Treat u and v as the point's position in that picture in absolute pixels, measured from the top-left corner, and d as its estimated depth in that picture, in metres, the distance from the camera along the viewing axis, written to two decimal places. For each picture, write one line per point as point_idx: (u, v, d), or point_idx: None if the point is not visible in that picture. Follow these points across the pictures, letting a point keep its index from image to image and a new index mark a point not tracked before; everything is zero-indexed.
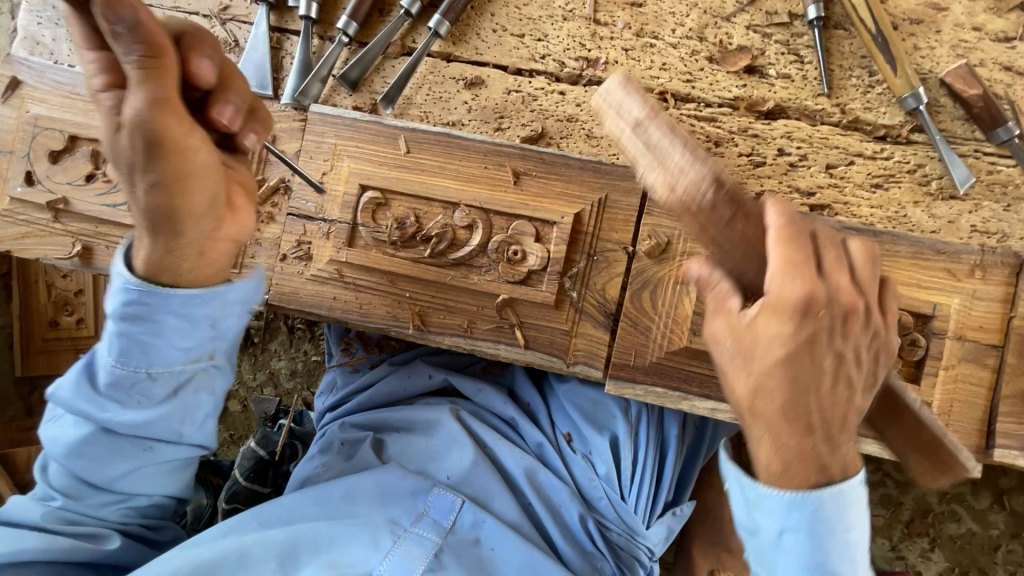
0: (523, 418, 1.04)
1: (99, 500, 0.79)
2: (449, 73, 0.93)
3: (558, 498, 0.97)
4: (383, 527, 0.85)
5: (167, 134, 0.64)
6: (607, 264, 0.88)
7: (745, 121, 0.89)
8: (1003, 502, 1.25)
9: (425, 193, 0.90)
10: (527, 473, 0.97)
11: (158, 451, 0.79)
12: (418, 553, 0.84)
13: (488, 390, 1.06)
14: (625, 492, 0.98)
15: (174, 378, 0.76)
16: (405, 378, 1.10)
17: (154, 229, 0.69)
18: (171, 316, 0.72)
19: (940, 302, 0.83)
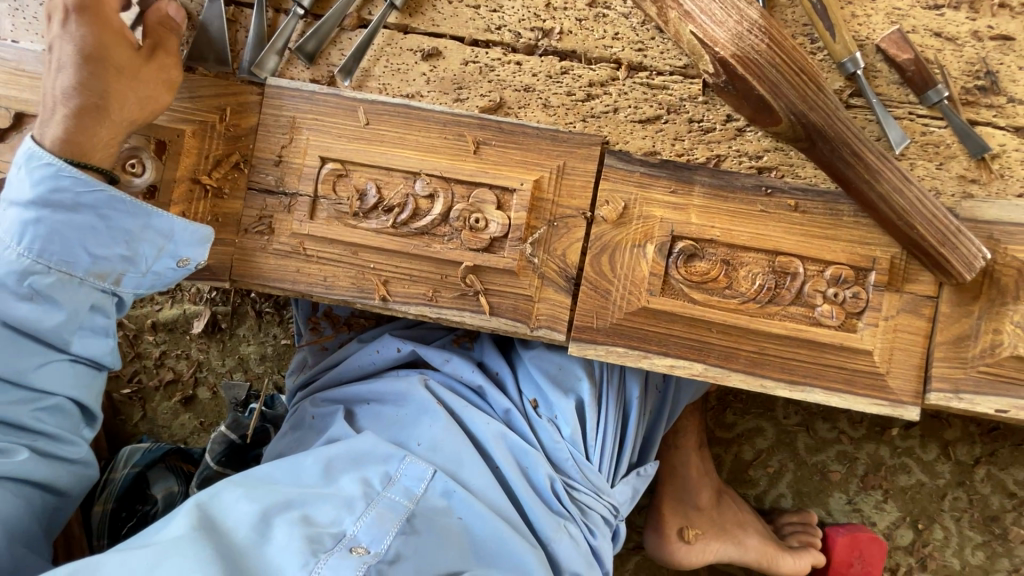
0: (491, 386, 1.05)
1: (10, 398, 0.80)
2: (406, 45, 0.94)
3: (525, 461, 0.99)
4: (356, 494, 0.85)
5: (109, 45, 0.81)
6: (567, 230, 0.91)
7: (694, 89, 0.92)
8: (950, 453, 1.33)
9: (385, 163, 0.90)
10: (495, 439, 0.99)
11: (51, 359, 0.82)
12: (389, 516, 0.84)
13: (456, 359, 1.07)
14: (590, 454, 1.02)
15: (80, 285, 0.80)
16: (372, 351, 1.10)
17: (86, 108, 0.79)
18: (91, 213, 0.79)
19: (879, 256, 0.88)
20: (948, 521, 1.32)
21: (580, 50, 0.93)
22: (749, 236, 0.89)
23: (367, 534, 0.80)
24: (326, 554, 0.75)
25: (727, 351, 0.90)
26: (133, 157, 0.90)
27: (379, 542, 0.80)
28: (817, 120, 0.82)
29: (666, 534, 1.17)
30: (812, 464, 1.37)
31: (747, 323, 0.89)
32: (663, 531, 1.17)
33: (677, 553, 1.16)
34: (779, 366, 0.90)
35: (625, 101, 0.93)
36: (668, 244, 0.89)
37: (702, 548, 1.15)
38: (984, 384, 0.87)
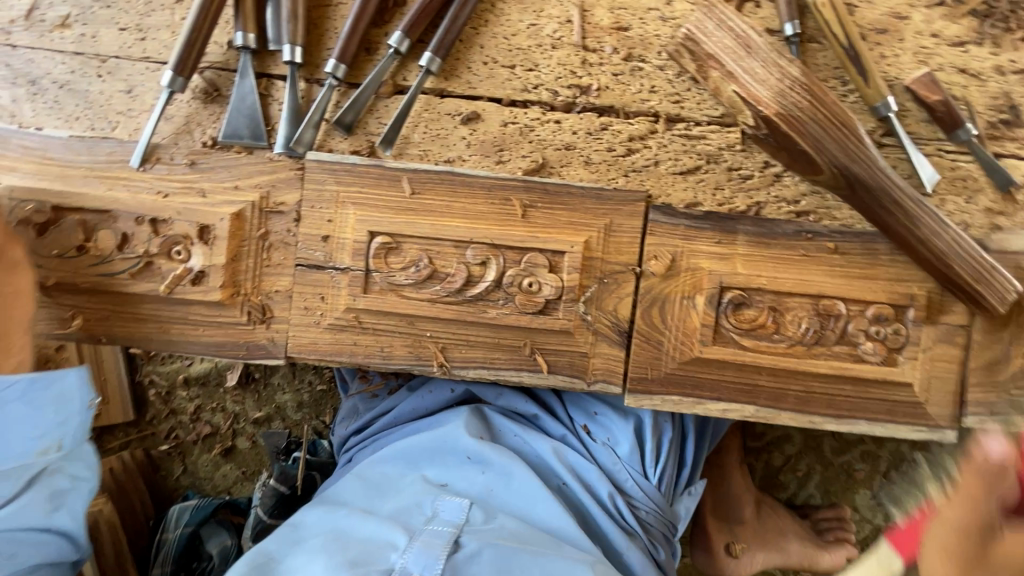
0: (544, 413, 1.09)
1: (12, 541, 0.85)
2: (444, 109, 0.93)
3: (587, 475, 1.02)
4: (399, 530, 0.87)
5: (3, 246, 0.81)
6: (617, 285, 0.93)
7: (733, 137, 0.94)
8: (963, 444, 1.47)
9: (436, 234, 0.91)
10: (557, 458, 1.02)
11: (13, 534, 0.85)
12: (435, 543, 0.85)
13: (508, 393, 1.09)
14: (649, 473, 1.05)
15: (18, 473, 0.85)
16: (425, 395, 1.12)
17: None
18: (11, 404, 0.82)
19: (916, 292, 0.92)
20: None
21: (618, 105, 0.94)
22: (794, 281, 0.92)
23: (417, 564, 0.82)
24: None
25: (776, 393, 0.94)
26: (176, 244, 0.91)
27: (431, 569, 0.81)
28: (859, 171, 0.85)
29: (715, 552, 1.19)
30: (839, 465, 1.47)
31: (795, 366, 0.92)
32: (712, 548, 1.19)
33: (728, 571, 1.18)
34: (826, 402, 0.94)
35: (665, 153, 0.94)
36: (715, 294, 0.92)
37: (749, 565, 1.18)
38: (1016, 405, 0.94)
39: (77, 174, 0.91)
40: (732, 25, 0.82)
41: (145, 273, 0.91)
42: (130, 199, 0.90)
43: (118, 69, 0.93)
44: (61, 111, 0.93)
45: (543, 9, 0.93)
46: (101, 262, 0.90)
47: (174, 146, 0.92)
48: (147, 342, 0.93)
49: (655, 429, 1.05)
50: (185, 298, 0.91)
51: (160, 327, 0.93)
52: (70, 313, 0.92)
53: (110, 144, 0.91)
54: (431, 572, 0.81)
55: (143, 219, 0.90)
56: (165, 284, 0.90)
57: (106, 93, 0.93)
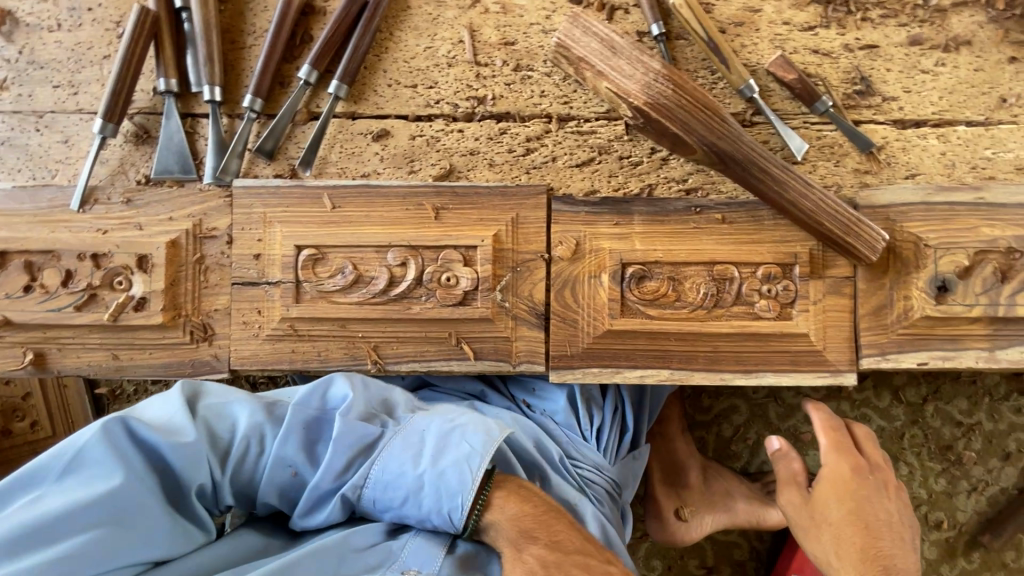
0: (489, 390, 1.15)
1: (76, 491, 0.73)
2: (356, 130, 1.03)
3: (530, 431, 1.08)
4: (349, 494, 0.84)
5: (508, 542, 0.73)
6: (529, 272, 1.01)
7: (619, 129, 1.04)
8: (899, 397, 1.55)
9: (357, 242, 0.99)
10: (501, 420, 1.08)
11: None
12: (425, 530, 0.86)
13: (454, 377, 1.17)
14: (588, 436, 1.12)
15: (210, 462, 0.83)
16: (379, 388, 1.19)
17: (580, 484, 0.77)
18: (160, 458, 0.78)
19: (799, 251, 1.02)
20: (910, 456, 1.55)
21: (513, 111, 1.04)
22: (689, 252, 1.01)
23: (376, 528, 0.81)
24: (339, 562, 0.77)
25: (687, 355, 1.02)
26: (118, 275, 0.98)
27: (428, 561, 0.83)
28: (725, 146, 0.95)
29: (664, 517, 1.28)
30: (786, 430, 1.54)
31: (698, 328, 1.01)
32: (661, 514, 1.28)
33: (679, 534, 1.26)
34: (734, 359, 1.02)
35: (560, 149, 1.04)
36: (619, 271, 1.01)
37: (697, 526, 1.26)
38: (904, 344, 1.03)
39: (21, 221, 0.98)
40: (595, 31, 0.93)
41: (90, 305, 0.98)
42: (72, 238, 0.97)
43: (55, 122, 1.02)
44: (3, 165, 1.02)
45: (436, 33, 1.04)
46: (48, 299, 0.97)
47: (110, 187, 1.00)
48: (98, 370, 0.99)
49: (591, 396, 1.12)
50: (129, 325, 0.98)
51: (108, 354, 0.99)
52: (22, 351, 0.98)
53: (50, 191, 0.99)
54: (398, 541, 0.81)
55: (84, 255, 0.97)
56: (109, 313, 0.97)
57: (45, 145, 1.02)
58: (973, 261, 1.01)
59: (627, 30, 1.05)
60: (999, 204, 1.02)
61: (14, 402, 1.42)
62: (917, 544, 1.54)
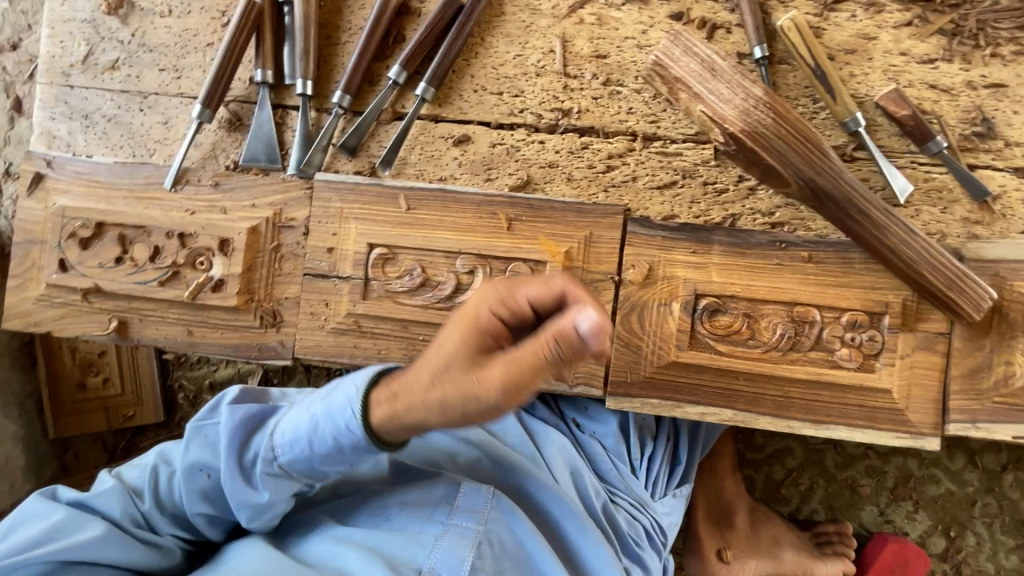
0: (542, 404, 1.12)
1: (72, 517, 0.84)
2: (438, 133, 1.03)
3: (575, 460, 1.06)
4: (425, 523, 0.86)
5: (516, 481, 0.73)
6: (597, 293, 0.99)
7: (706, 153, 1.00)
8: (975, 461, 1.43)
9: (429, 246, 0.99)
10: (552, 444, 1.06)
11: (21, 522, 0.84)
12: (464, 542, 0.84)
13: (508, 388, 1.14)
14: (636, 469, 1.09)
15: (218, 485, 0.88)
16: None
17: None
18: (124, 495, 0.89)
19: (891, 300, 0.95)
20: (980, 527, 1.43)
21: (597, 126, 1.01)
22: (768, 289, 0.96)
23: (445, 565, 0.82)
24: None
25: (754, 397, 0.97)
26: (200, 255, 1.02)
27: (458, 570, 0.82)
28: (823, 183, 0.89)
29: (705, 555, 1.23)
30: (843, 480, 1.45)
31: (770, 370, 0.96)
32: (703, 552, 1.22)
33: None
34: (805, 407, 0.97)
35: (642, 169, 1.01)
36: (691, 301, 0.97)
37: (739, 570, 1.21)
38: (999, 413, 0.94)
39: (118, 195, 1.04)
40: (695, 50, 0.89)
41: (172, 281, 1.02)
42: (162, 216, 1.02)
43: (157, 104, 1.07)
44: (107, 141, 1.07)
45: (527, 40, 1.02)
46: (136, 271, 1.02)
47: (201, 170, 1.04)
48: (174, 344, 1.04)
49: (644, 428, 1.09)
50: (205, 304, 1.02)
51: (185, 329, 1.03)
52: (108, 317, 1.04)
53: (147, 169, 1.04)
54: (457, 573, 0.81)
55: (172, 233, 1.02)
56: (190, 291, 1.01)
57: (145, 125, 1.07)
58: None
59: (727, 50, 1.00)
60: None
61: (90, 359, 1.51)
62: None
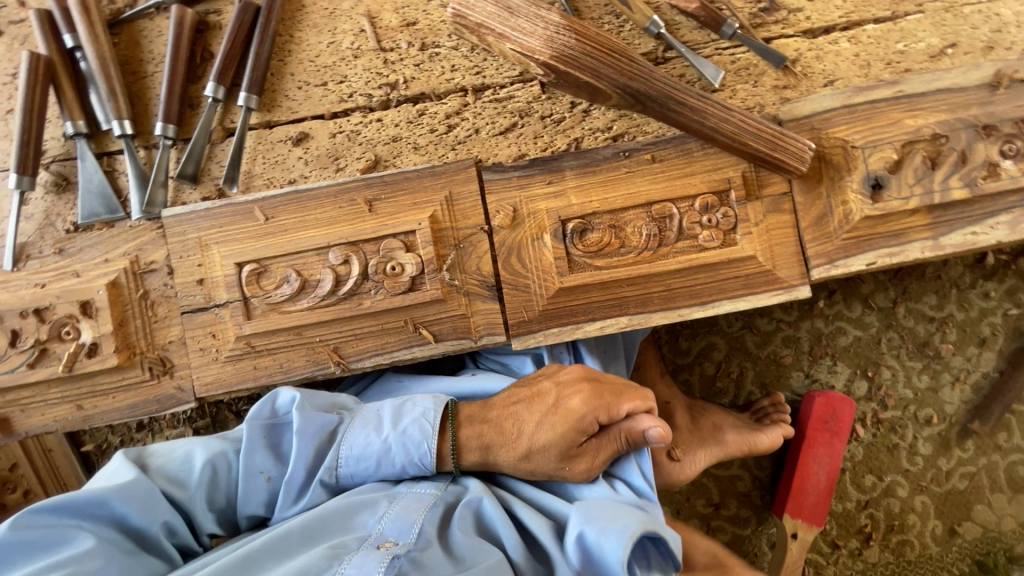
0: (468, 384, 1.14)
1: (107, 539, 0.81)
2: (276, 138, 1.02)
3: None
4: (381, 498, 0.92)
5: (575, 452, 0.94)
6: (473, 247, 1.02)
7: (535, 90, 1.04)
8: (870, 304, 1.57)
9: (296, 248, 0.99)
10: None
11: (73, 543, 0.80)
12: (416, 507, 0.90)
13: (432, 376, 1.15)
14: None
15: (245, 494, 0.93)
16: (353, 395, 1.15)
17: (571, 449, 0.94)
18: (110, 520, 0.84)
19: (732, 175, 1.03)
20: (891, 360, 1.57)
21: (427, 90, 1.03)
22: (624, 197, 1.02)
23: (394, 529, 0.86)
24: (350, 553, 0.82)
25: (642, 298, 1.03)
26: (65, 325, 0.97)
27: (407, 532, 0.85)
28: (638, 86, 0.95)
29: (658, 463, 1.28)
30: (767, 357, 1.56)
31: (648, 270, 1.02)
32: (656, 460, 1.28)
33: (674, 475, 1.27)
34: (689, 294, 1.03)
35: (481, 120, 1.04)
36: (560, 228, 1.01)
37: (690, 465, 1.27)
38: (851, 248, 1.04)
39: None
40: None
41: (42, 360, 0.97)
42: (10, 297, 0.97)
43: None
44: None
45: (337, 27, 1.03)
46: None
47: (40, 241, 1.00)
48: (65, 424, 0.99)
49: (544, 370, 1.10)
50: (85, 372, 0.97)
51: (72, 406, 0.99)
52: None
53: None
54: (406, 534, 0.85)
55: (26, 311, 0.96)
56: (63, 364, 0.97)
57: None
58: (902, 153, 1.03)
59: None
60: (918, 94, 1.03)
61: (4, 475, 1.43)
62: (913, 443, 1.57)
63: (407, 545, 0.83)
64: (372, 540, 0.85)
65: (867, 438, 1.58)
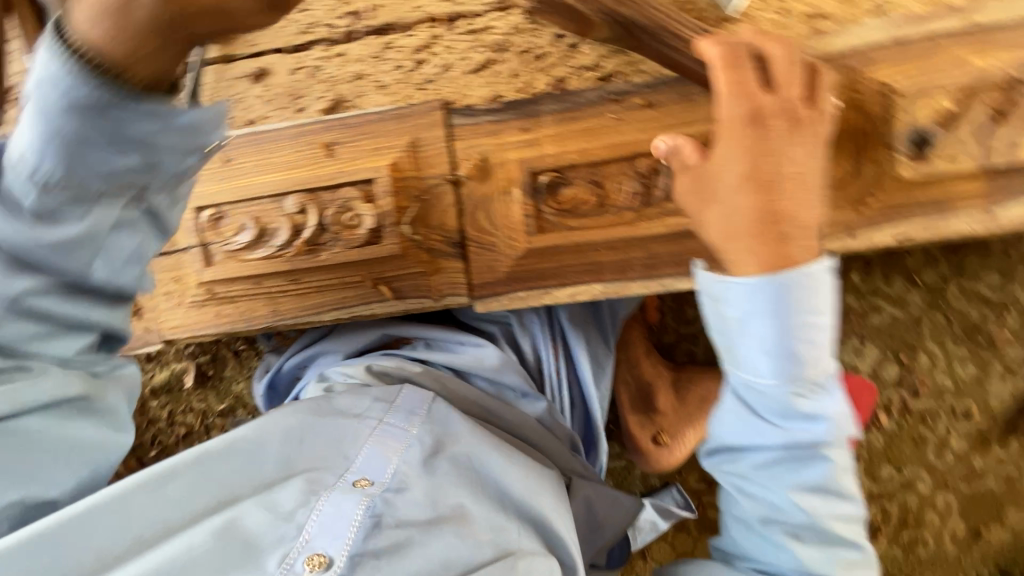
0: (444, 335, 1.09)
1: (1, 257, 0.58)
2: (235, 73, 0.96)
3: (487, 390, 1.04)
4: (353, 429, 0.84)
5: None
6: (437, 200, 0.94)
7: (517, 19, 0.91)
8: (915, 280, 1.37)
9: (254, 194, 0.94)
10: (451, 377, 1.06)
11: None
12: (392, 446, 0.82)
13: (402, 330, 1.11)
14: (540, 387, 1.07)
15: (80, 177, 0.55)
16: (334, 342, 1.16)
17: None
18: None
19: None
20: (931, 345, 1.39)
21: (396, 20, 0.93)
22: (607, 148, 0.89)
23: (370, 466, 0.79)
24: (329, 491, 0.75)
25: (621, 264, 0.92)
26: None
27: (383, 471, 0.78)
28: (631, 15, 0.80)
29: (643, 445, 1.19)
30: None
31: (627, 233, 0.91)
32: (640, 447, 1.19)
33: (663, 460, 1.17)
34: (675, 262, 0.92)
35: (453, 55, 0.92)
36: (532, 182, 0.91)
37: (682, 446, 1.17)
38: (876, 217, 0.88)
39: None
40: None
41: None
42: None
43: None
44: None
45: None
46: None
47: None
48: None
49: (523, 334, 1.07)
50: None
51: None
52: None
53: None
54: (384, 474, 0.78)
55: None
56: None
57: None
58: (961, 103, 0.83)
59: None
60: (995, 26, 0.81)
61: None
62: (944, 437, 1.41)
63: (383, 484, 0.76)
64: (349, 476, 0.77)
65: (891, 427, 1.43)
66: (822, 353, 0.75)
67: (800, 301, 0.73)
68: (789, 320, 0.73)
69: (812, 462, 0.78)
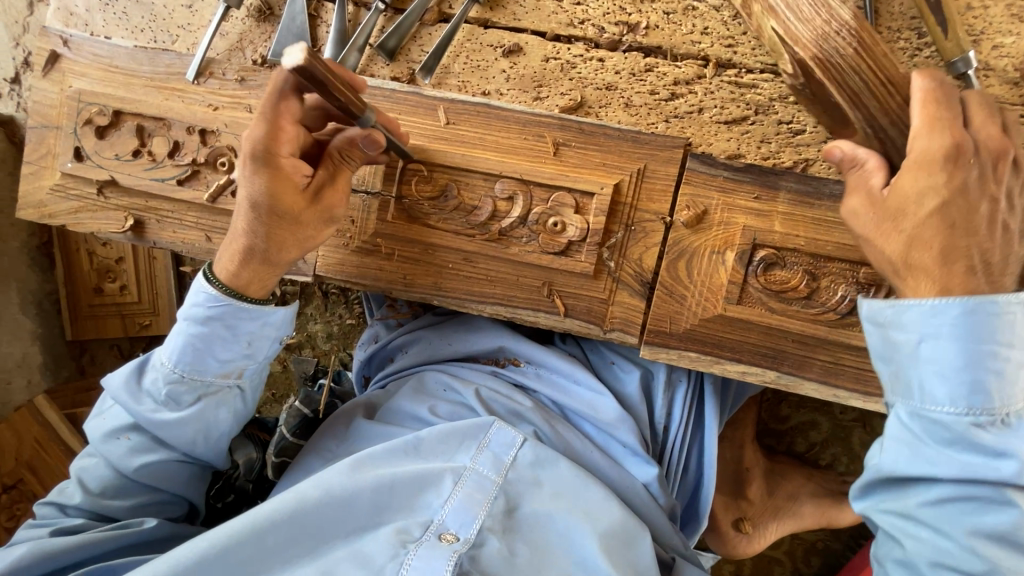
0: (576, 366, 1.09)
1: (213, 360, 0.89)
2: (486, 40, 0.93)
3: (596, 436, 1.07)
4: (445, 473, 0.94)
5: None
6: (644, 234, 0.91)
7: (786, 88, 0.89)
8: None
9: (466, 165, 0.91)
10: (561, 413, 1.10)
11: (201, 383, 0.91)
12: (478, 498, 0.91)
13: (531, 346, 1.13)
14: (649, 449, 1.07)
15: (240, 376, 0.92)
16: (463, 332, 1.19)
17: None
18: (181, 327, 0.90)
19: None
20: None
21: (666, 46, 0.91)
22: (836, 246, 0.86)
23: (455, 521, 0.89)
24: (415, 545, 0.86)
25: (803, 361, 0.89)
26: (222, 156, 0.95)
27: (468, 526, 0.88)
28: None
29: (725, 532, 1.18)
30: None
31: (824, 334, 0.88)
32: (719, 528, 1.18)
33: (739, 547, 1.18)
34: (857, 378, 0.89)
35: (711, 100, 0.91)
36: (748, 252, 0.88)
37: (760, 539, 1.17)
38: None
39: (138, 83, 0.97)
40: None
41: (192, 181, 0.96)
42: (183, 108, 0.95)
43: None
44: (128, 22, 0.99)
45: None
46: (154, 168, 0.96)
47: (226, 62, 0.96)
48: (190, 249, 0.98)
49: (665, 388, 1.06)
50: (225, 209, 0.95)
51: (202, 235, 0.98)
52: (124, 216, 0.98)
53: (169, 56, 0.96)
54: (467, 530, 0.88)
55: (194, 128, 0.95)
56: (209, 193, 0.95)
57: (168, 7, 0.99)
58: None
59: None
60: None
61: (110, 265, 1.51)
62: None
63: (467, 541, 0.86)
64: (434, 528, 0.88)
65: None
66: (1017, 384, 0.66)
67: (994, 330, 0.66)
68: (974, 351, 0.66)
69: (992, 506, 0.65)
